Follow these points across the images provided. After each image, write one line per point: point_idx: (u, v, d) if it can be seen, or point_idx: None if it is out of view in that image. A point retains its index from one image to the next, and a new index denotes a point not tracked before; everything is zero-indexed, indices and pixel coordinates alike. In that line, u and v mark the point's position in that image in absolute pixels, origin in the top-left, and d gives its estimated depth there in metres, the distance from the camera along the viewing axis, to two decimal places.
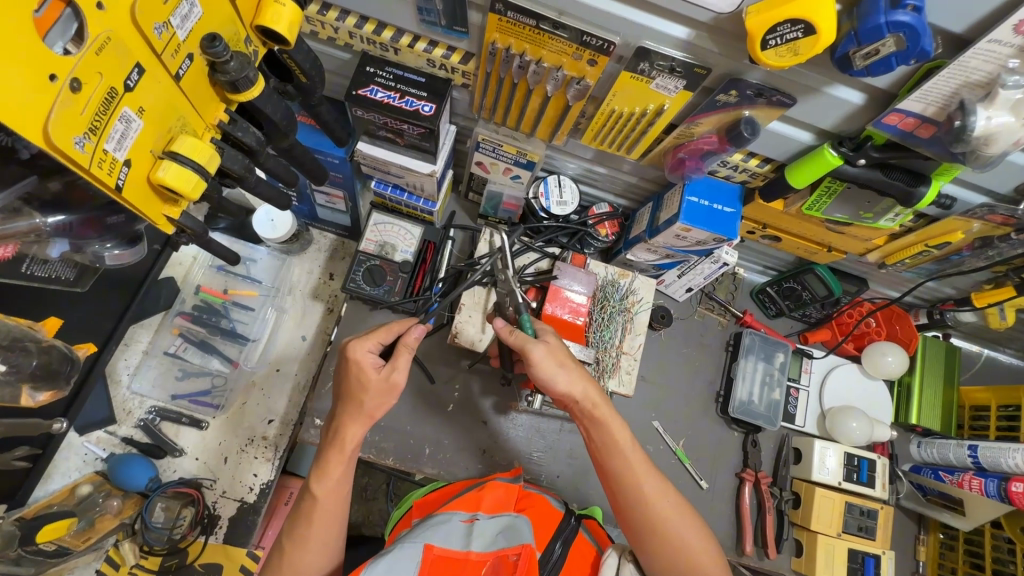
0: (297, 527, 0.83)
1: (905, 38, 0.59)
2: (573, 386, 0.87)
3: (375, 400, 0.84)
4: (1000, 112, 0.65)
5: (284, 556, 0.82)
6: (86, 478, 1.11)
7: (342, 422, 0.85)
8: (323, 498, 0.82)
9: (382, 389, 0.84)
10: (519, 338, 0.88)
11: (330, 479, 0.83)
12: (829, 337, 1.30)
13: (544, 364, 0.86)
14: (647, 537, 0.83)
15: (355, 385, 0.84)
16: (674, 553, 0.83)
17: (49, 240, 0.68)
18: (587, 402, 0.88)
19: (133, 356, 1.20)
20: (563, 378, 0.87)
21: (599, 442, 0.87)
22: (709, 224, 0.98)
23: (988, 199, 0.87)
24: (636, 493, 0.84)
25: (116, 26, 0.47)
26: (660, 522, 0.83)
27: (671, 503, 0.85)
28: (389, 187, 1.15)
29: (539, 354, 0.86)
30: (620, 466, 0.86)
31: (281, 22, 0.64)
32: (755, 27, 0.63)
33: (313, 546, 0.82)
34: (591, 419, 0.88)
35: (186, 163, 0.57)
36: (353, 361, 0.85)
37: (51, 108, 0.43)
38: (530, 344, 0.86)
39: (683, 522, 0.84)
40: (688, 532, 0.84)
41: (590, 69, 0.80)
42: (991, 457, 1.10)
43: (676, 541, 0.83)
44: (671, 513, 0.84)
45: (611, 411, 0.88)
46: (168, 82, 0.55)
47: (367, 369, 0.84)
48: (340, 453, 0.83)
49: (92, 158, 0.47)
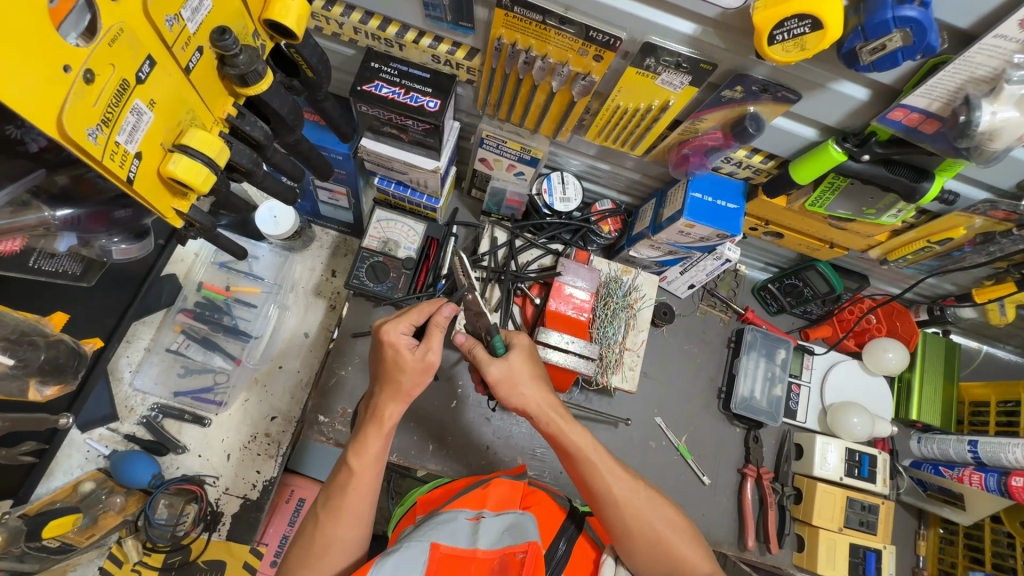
0: (333, 498, 0.84)
1: (911, 33, 0.60)
2: (533, 398, 0.88)
3: (412, 378, 0.85)
4: (1005, 107, 0.66)
5: (318, 526, 0.83)
6: (89, 475, 1.11)
7: (382, 401, 0.86)
8: (360, 474, 0.84)
9: (420, 368, 0.85)
10: (477, 356, 0.90)
11: (368, 456, 0.84)
12: (830, 334, 1.31)
13: (502, 382, 0.88)
14: (624, 536, 0.84)
15: (392, 367, 0.85)
16: (654, 547, 0.83)
17: (56, 235, 0.68)
18: (547, 414, 0.88)
19: (134, 354, 1.19)
20: (519, 393, 0.88)
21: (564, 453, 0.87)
22: (713, 220, 0.98)
23: (989, 195, 0.88)
24: (606, 496, 0.85)
25: (128, 18, 0.47)
26: (636, 519, 0.83)
27: (643, 499, 0.86)
28: (393, 184, 1.15)
29: (496, 373, 0.88)
30: (586, 471, 0.86)
31: (290, 16, 0.63)
32: (762, 23, 0.63)
33: (346, 519, 0.83)
34: (552, 429, 0.88)
35: (196, 157, 0.57)
36: (388, 343, 0.85)
37: (66, 99, 0.43)
38: (487, 363, 0.88)
39: (658, 515, 0.85)
40: (663, 523, 0.85)
41: (596, 65, 0.80)
42: (991, 452, 1.11)
43: (652, 536, 0.83)
44: (644, 509, 0.84)
45: (570, 421, 0.88)
46: (178, 75, 0.55)
47: (402, 351, 0.84)
48: (378, 429, 0.85)
49: (104, 150, 0.47)
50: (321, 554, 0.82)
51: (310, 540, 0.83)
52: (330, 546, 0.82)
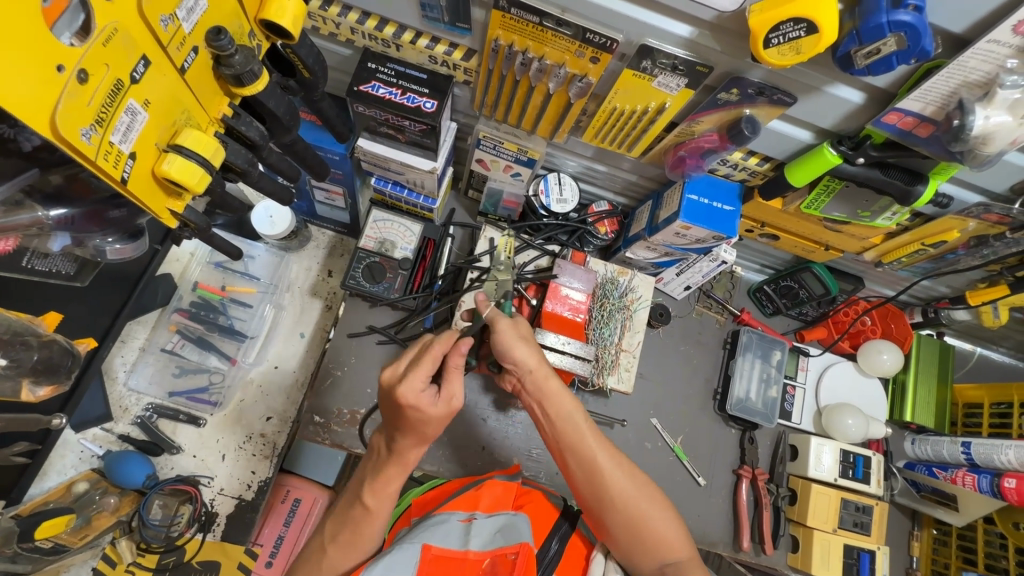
0: (342, 533, 0.85)
1: (906, 37, 0.60)
2: (530, 358, 0.88)
3: (435, 424, 0.84)
4: (998, 111, 0.66)
5: (326, 557, 0.84)
6: (83, 475, 1.10)
7: (402, 443, 0.84)
8: (376, 513, 0.85)
9: (444, 415, 0.84)
10: (488, 312, 0.91)
11: (384, 495, 0.85)
12: (825, 336, 1.32)
13: (506, 336, 0.88)
14: (605, 509, 0.83)
15: (412, 420, 0.82)
16: (634, 526, 0.82)
17: (50, 234, 0.68)
18: (544, 375, 0.88)
19: (129, 353, 1.19)
20: (520, 351, 0.88)
21: (555, 417, 0.87)
22: (709, 222, 0.98)
23: (983, 198, 0.88)
24: (592, 466, 0.85)
25: (122, 17, 0.47)
26: (618, 494, 0.83)
27: (629, 477, 0.85)
28: (390, 184, 1.14)
29: (503, 326, 0.89)
30: (574, 438, 0.86)
31: (286, 16, 0.63)
32: (758, 26, 0.63)
33: (356, 550, 0.84)
34: (544, 393, 0.88)
35: (192, 157, 0.57)
36: (409, 404, 0.81)
37: (59, 99, 0.42)
38: (499, 316, 0.90)
39: (643, 495, 0.84)
40: (647, 504, 0.84)
41: (592, 66, 0.80)
42: (984, 453, 1.12)
43: (632, 511, 0.83)
44: (629, 486, 0.84)
45: (565, 389, 0.89)
46: (173, 75, 0.54)
47: (424, 407, 0.82)
48: (400, 468, 0.85)
49: (98, 150, 0.47)
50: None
51: (318, 568, 0.84)
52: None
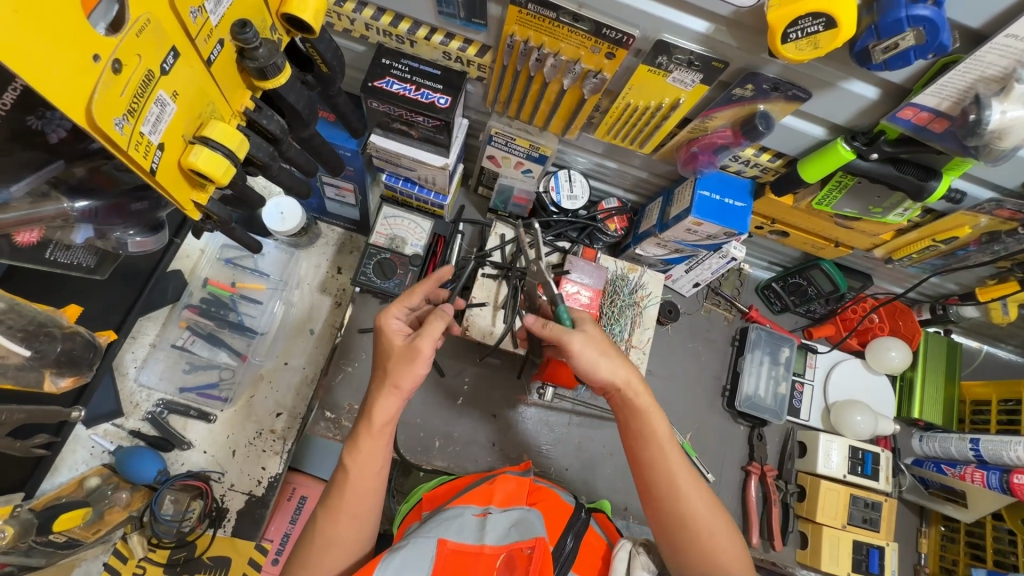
0: (331, 497, 0.84)
1: (924, 32, 0.60)
2: (618, 373, 0.86)
3: (400, 367, 0.84)
4: (1014, 105, 0.67)
5: (317, 526, 0.83)
6: (94, 470, 1.11)
7: (374, 396, 0.86)
8: (357, 475, 0.83)
9: (405, 354, 0.85)
10: (555, 330, 0.86)
11: (361, 455, 0.84)
12: (834, 333, 1.32)
13: (585, 353, 0.85)
14: (676, 527, 0.83)
15: (384, 355, 0.88)
16: (701, 549, 0.81)
17: (73, 226, 0.68)
18: (632, 389, 0.86)
19: (140, 349, 1.19)
20: (605, 365, 0.86)
21: (637, 433, 0.86)
22: (721, 218, 0.99)
23: (994, 195, 0.89)
24: (671, 486, 0.83)
25: (154, 9, 0.47)
26: (692, 516, 0.82)
27: (704, 499, 0.84)
28: (401, 181, 1.15)
29: (578, 345, 0.85)
30: (655, 454, 0.85)
31: (307, 10, 0.64)
32: (776, 21, 0.64)
33: (345, 518, 0.83)
34: (628, 405, 0.87)
35: (217, 149, 0.57)
36: (385, 330, 0.89)
37: (94, 89, 0.43)
38: (568, 336, 0.85)
39: (716, 519, 0.83)
40: (719, 528, 0.83)
41: (608, 62, 0.80)
42: (993, 450, 1.12)
43: (702, 532, 0.82)
44: (705, 510, 0.83)
45: (652, 403, 0.87)
46: (200, 67, 0.55)
47: (392, 336, 0.88)
48: (368, 428, 0.84)
49: (130, 140, 0.47)
50: (322, 552, 0.81)
51: (311, 538, 0.83)
52: (330, 547, 0.82)
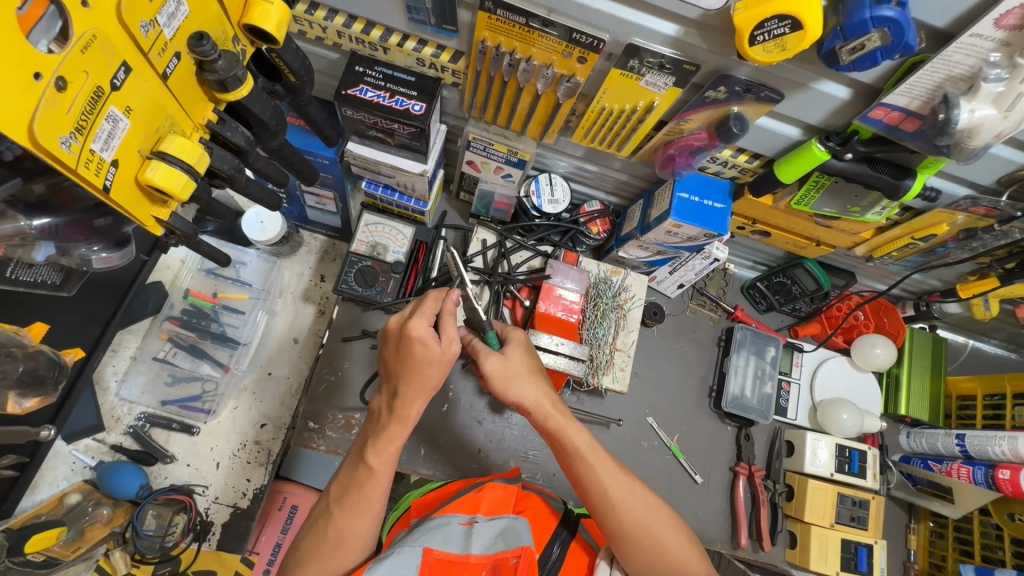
0: (348, 494, 0.83)
1: (890, 33, 0.60)
2: (530, 396, 0.85)
3: (435, 372, 0.81)
4: (982, 104, 0.66)
5: (331, 521, 0.82)
6: (74, 487, 1.10)
7: (405, 399, 0.82)
8: (380, 472, 0.83)
9: (445, 362, 0.81)
10: (476, 348, 0.86)
11: (388, 454, 0.83)
12: (819, 331, 1.33)
13: (498, 378, 0.84)
14: (621, 538, 0.82)
15: (411, 358, 0.80)
16: (651, 552, 0.81)
17: (34, 244, 0.68)
18: (546, 409, 0.85)
19: (121, 362, 1.18)
20: (517, 389, 0.84)
21: (562, 452, 0.85)
22: (700, 219, 0.98)
23: (970, 191, 0.89)
24: (603, 498, 0.83)
25: (100, 23, 0.46)
26: (633, 523, 0.82)
27: (640, 502, 0.84)
28: (381, 187, 1.14)
29: (493, 367, 0.84)
30: (583, 471, 0.84)
31: (270, 21, 0.63)
32: (743, 23, 0.63)
33: (361, 515, 0.82)
34: (546, 426, 0.85)
35: (175, 163, 0.56)
36: (416, 340, 0.80)
37: (37, 107, 0.42)
38: (484, 357, 0.84)
39: (656, 520, 0.83)
40: (663, 530, 0.83)
41: (580, 67, 0.80)
42: (978, 446, 1.12)
43: (648, 539, 0.82)
44: (643, 514, 0.83)
45: (568, 419, 0.86)
46: (155, 80, 0.54)
47: (428, 344, 0.80)
48: (403, 426, 0.83)
49: (78, 158, 0.47)
50: (335, 546, 0.81)
51: (323, 533, 0.82)
52: (343, 543, 0.81)
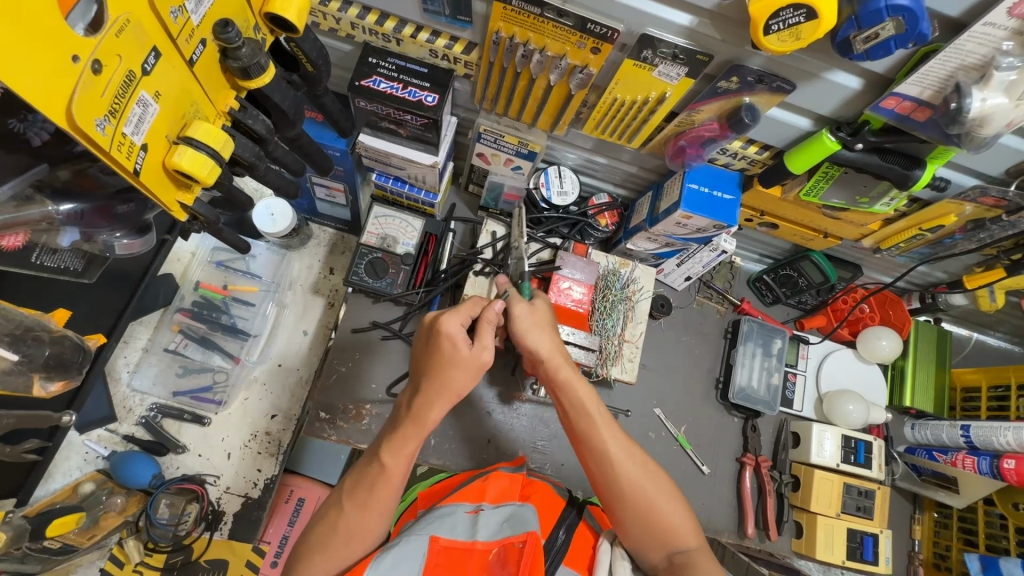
0: (361, 491, 0.83)
1: (904, 22, 0.61)
2: (543, 347, 0.88)
3: (462, 376, 0.83)
4: (994, 93, 0.67)
5: (343, 515, 0.82)
6: (88, 476, 1.11)
7: (428, 401, 0.83)
8: (392, 474, 0.82)
9: (472, 365, 0.84)
10: (507, 294, 0.92)
11: (403, 454, 0.83)
12: (825, 324, 1.34)
13: (522, 322, 0.89)
14: (616, 498, 0.83)
15: (440, 359, 0.83)
16: (644, 516, 0.82)
17: (59, 229, 0.69)
18: (555, 367, 0.87)
19: (132, 354, 1.19)
20: (532, 339, 0.88)
21: (568, 406, 0.87)
22: (710, 211, 0.99)
23: (978, 181, 0.90)
24: (603, 456, 0.84)
25: (133, 9, 0.47)
26: (629, 487, 0.83)
27: (639, 468, 0.85)
28: (391, 179, 1.15)
29: (520, 312, 0.90)
30: (586, 428, 0.86)
31: (290, 9, 0.64)
32: (758, 13, 0.64)
33: (373, 513, 0.82)
34: (553, 383, 0.88)
35: (202, 149, 0.57)
36: (447, 335, 0.83)
37: (74, 89, 0.43)
38: (513, 301, 0.90)
39: (652, 486, 0.84)
40: (659, 497, 0.84)
41: (593, 57, 0.81)
42: (983, 436, 1.13)
43: (643, 501, 0.83)
44: (641, 479, 0.84)
45: (577, 374, 0.88)
46: (182, 66, 0.55)
47: (456, 344, 0.83)
48: (420, 429, 0.83)
49: (111, 141, 0.47)
50: (346, 539, 0.80)
51: (333, 526, 0.81)
52: (353, 538, 0.81)
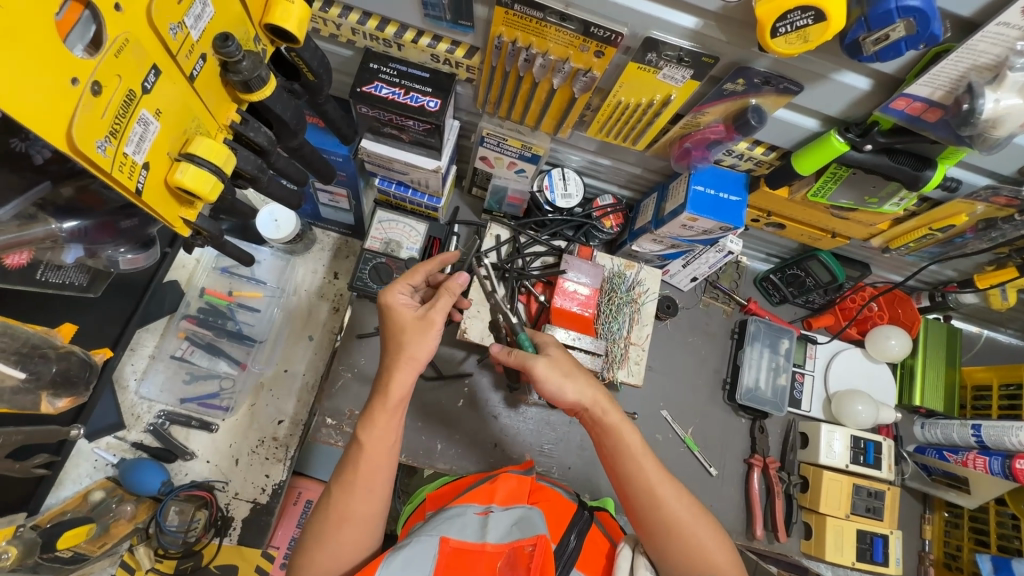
0: (344, 471, 0.82)
1: (915, 23, 0.60)
2: (584, 393, 0.86)
3: (415, 340, 0.85)
4: (1008, 94, 0.66)
5: (331, 501, 0.81)
6: (98, 484, 1.11)
7: (387, 370, 0.85)
8: (370, 451, 0.81)
9: (419, 325, 0.86)
10: (518, 356, 0.87)
11: (377, 428, 0.82)
12: (833, 323, 1.32)
13: (550, 376, 0.85)
14: (662, 536, 0.81)
15: (393, 329, 0.87)
16: (691, 555, 0.79)
17: (63, 246, 0.69)
18: (600, 409, 0.86)
19: (139, 361, 1.19)
20: (571, 388, 0.86)
21: (613, 450, 0.86)
22: (716, 213, 0.98)
23: (990, 181, 0.89)
24: (649, 495, 0.82)
25: (132, 27, 0.47)
26: (676, 524, 0.81)
27: (684, 504, 0.83)
28: (394, 184, 1.14)
29: (543, 369, 0.85)
30: (630, 468, 0.84)
31: (290, 19, 0.63)
32: (765, 16, 0.63)
33: (360, 489, 0.80)
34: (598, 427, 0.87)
35: (203, 165, 0.57)
36: (395, 305, 0.88)
37: (74, 112, 0.42)
38: (531, 359, 0.86)
39: (698, 523, 0.82)
40: (706, 534, 0.81)
41: (597, 61, 0.80)
42: (994, 436, 1.12)
43: (690, 539, 0.80)
44: (687, 515, 0.81)
45: (621, 418, 0.87)
46: (182, 83, 0.54)
47: (402, 309, 0.88)
48: (385, 403, 0.83)
49: (113, 162, 0.47)
50: (337, 525, 0.79)
51: (325, 513, 0.80)
52: (344, 522, 0.79)
